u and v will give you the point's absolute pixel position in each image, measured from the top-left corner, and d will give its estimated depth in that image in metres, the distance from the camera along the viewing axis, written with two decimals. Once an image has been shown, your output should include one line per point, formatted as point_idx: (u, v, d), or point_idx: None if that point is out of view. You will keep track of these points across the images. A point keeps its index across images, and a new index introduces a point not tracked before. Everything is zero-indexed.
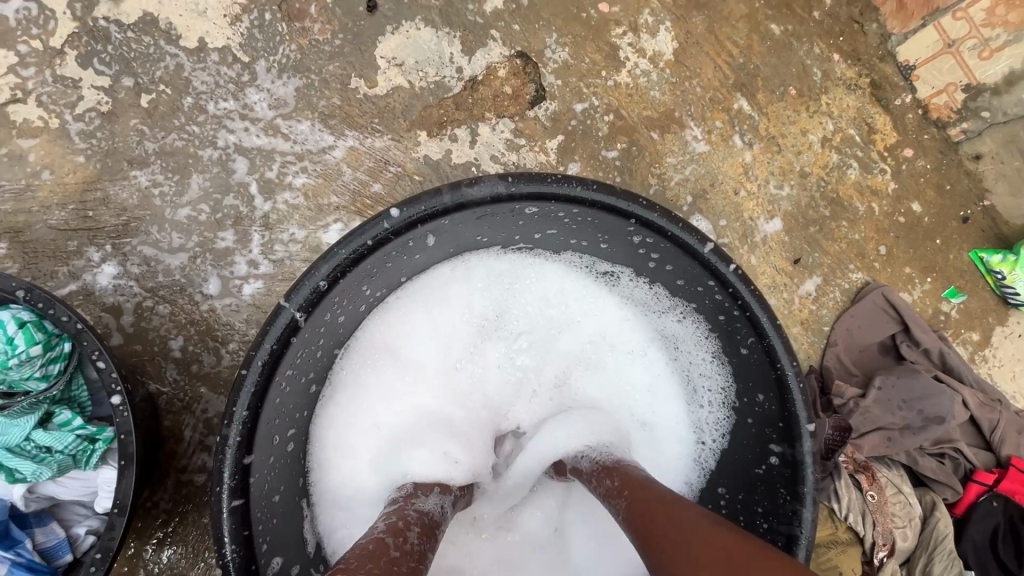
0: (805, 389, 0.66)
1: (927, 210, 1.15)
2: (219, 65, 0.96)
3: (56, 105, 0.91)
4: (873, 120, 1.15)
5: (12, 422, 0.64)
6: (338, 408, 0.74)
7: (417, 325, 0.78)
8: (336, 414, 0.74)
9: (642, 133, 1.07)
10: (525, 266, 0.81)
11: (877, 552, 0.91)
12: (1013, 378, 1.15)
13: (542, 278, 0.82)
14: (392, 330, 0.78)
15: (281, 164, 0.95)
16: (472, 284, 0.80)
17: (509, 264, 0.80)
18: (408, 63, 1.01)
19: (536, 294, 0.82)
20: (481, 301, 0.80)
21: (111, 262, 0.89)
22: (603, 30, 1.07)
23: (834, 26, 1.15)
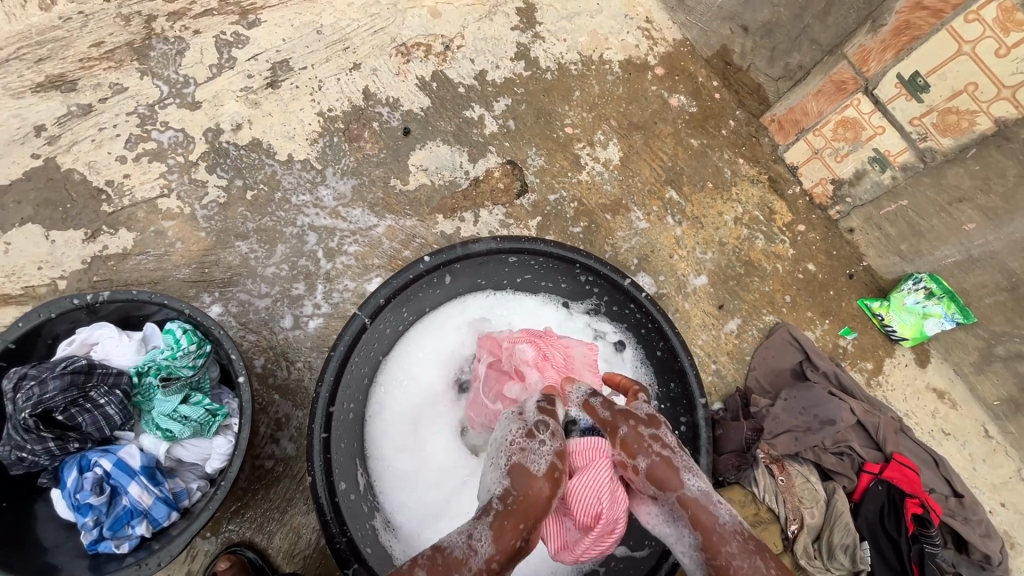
0: (698, 374, 0.98)
1: (820, 269, 1.52)
2: (301, 171, 1.38)
3: (190, 199, 1.32)
4: (772, 204, 1.56)
5: (168, 396, 0.95)
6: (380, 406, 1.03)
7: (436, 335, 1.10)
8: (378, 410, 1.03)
9: (599, 214, 1.47)
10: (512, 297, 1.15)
11: (789, 526, 1.16)
12: (904, 399, 1.45)
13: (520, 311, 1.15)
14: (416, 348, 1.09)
15: (340, 237, 1.34)
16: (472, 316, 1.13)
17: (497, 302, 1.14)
18: (431, 169, 1.44)
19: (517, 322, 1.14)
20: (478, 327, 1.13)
21: (217, 304, 1.25)
22: (568, 145, 1.52)
23: (736, 140, 1.59)
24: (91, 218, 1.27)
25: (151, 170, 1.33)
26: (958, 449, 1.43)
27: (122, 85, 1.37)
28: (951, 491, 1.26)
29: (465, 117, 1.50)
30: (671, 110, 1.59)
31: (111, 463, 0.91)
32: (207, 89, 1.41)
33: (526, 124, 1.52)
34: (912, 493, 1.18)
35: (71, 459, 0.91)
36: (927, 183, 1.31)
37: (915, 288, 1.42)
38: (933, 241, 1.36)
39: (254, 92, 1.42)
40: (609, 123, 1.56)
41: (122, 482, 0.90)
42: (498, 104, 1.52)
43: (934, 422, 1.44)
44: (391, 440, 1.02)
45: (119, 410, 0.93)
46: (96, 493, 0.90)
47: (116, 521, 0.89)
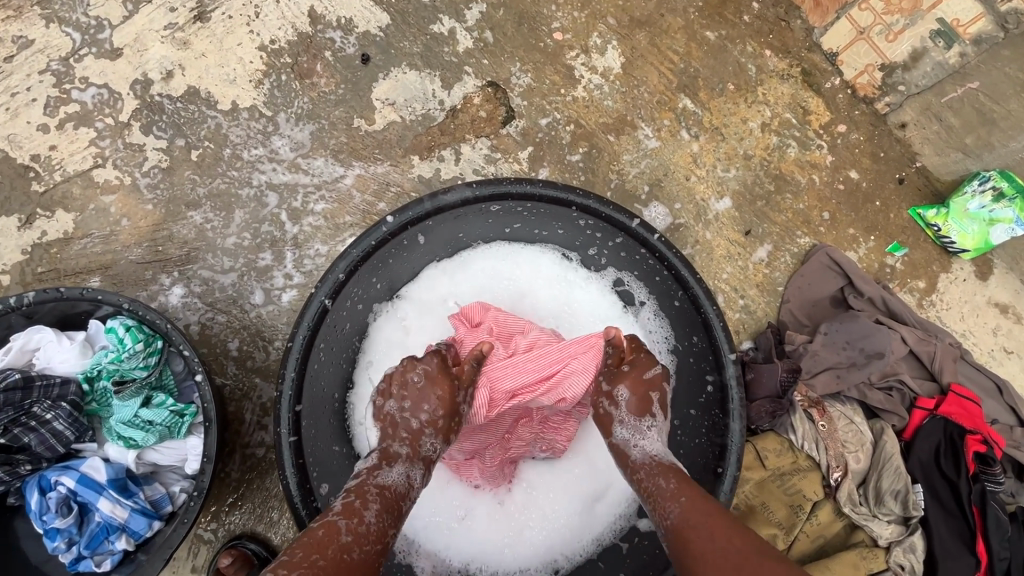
0: (726, 326, 0.83)
1: (865, 176, 1.30)
2: (249, 120, 1.19)
3: (128, 167, 1.15)
4: (806, 104, 1.31)
5: (124, 402, 0.85)
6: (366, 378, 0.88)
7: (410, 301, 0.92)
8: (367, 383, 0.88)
9: (600, 136, 1.25)
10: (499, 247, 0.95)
11: (832, 473, 1.06)
12: (962, 319, 1.27)
13: (527, 257, 0.97)
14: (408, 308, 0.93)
15: (304, 195, 1.17)
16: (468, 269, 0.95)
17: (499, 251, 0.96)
18: (399, 102, 1.23)
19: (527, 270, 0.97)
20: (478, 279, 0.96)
21: (178, 285, 1.12)
22: (559, 54, 1.27)
23: (762, 27, 1.32)
24: (22, 201, 1.12)
25: (79, 137, 1.16)
26: (1022, 368, 1.27)
27: (26, 37, 1.16)
28: (1016, 420, 1.12)
29: (433, 33, 1.25)
30: None
31: (74, 481, 0.83)
32: (126, 32, 1.19)
33: (507, 34, 1.27)
34: (974, 430, 1.05)
35: (30, 481, 0.84)
36: (1008, 57, 1.08)
37: (981, 189, 1.19)
38: (1008, 130, 1.13)
39: (181, 30, 1.20)
40: (606, 21, 1.29)
41: (90, 498, 0.83)
42: (470, 12, 1.26)
43: (994, 341, 1.27)
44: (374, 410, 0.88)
45: (70, 424, 0.84)
46: (63, 514, 0.83)
47: (92, 539, 0.82)
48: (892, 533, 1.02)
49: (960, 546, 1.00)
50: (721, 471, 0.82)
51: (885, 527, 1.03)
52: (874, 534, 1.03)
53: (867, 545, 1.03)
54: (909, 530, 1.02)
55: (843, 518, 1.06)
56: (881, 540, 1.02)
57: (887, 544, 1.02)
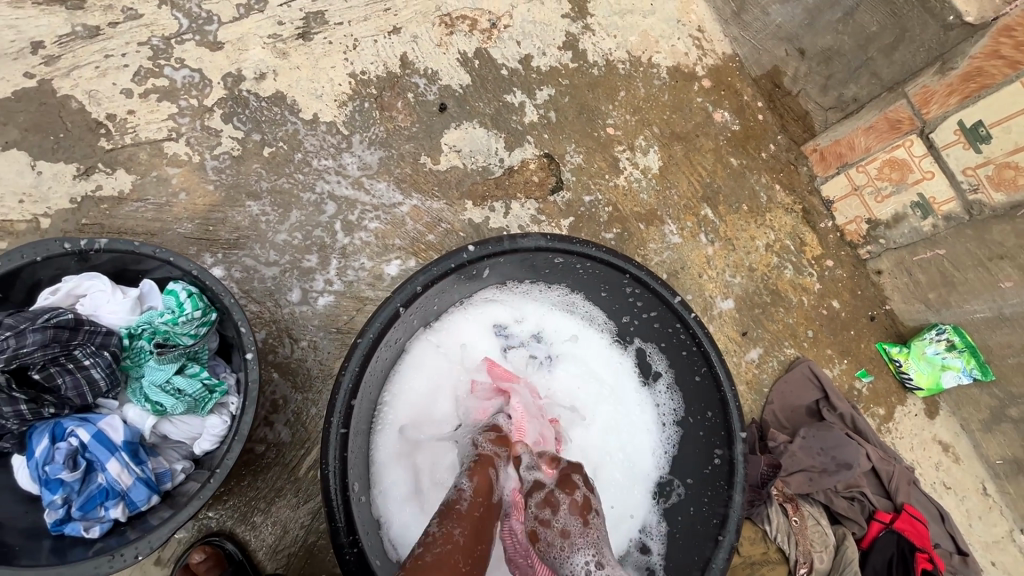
0: (738, 406, 0.93)
1: (844, 307, 1.50)
2: (325, 134, 1.27)
3: (200, 147, 1.20)
4: (803, 236, 1.52)
5: (162, 365, 0.85)
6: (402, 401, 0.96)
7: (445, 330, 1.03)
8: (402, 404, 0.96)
9: (632, 222, 1.41)
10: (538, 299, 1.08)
11: (799, 568, 1.13)
12: (911, 449, 1.43)
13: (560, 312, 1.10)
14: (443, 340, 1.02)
15: (361, 211, 1.24)
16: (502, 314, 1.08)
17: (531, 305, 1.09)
18: (464, 151, 1.35)
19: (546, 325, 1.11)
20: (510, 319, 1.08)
21: (219, 267, 1.13)
22: (608, 146, 1.45)
23: (776, 165, 1.55)
24: (86, 153, 1.14)
25: (159, 109, 1.20)
26: (956, 503, 1.42)
27: (135, 10, 1.23)
28: (956, 547, 1.23)
29: (505, 101, 1.41)
30: (715, 125, 1.53)
31: (89, 435, 0.80)
32: (232, 30, 1.27)
33: (568, 119, 1.44)
34: (922, 548, 1.16)
35: (42, 427, 0.80)
36: (970, 236, 1.29)
37: (937, 338, 1.40)
38: (964, 294, 1.35)
39: (282, 41, 1.30)
40: (651, 129, 1.49)
41: (101, 457, 0.79)
42: (541, 93, 1.44)
43: (936, 475, 1.43)
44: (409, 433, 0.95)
45: (105, 375, 0.82)
46: (69, 467, 0.79)
47: (88, 501, 0.78)
48: None
49: None
50: (719, 538, 0.89)
51: None
52: None
53: None
54: None
55: None
56: None
57: None
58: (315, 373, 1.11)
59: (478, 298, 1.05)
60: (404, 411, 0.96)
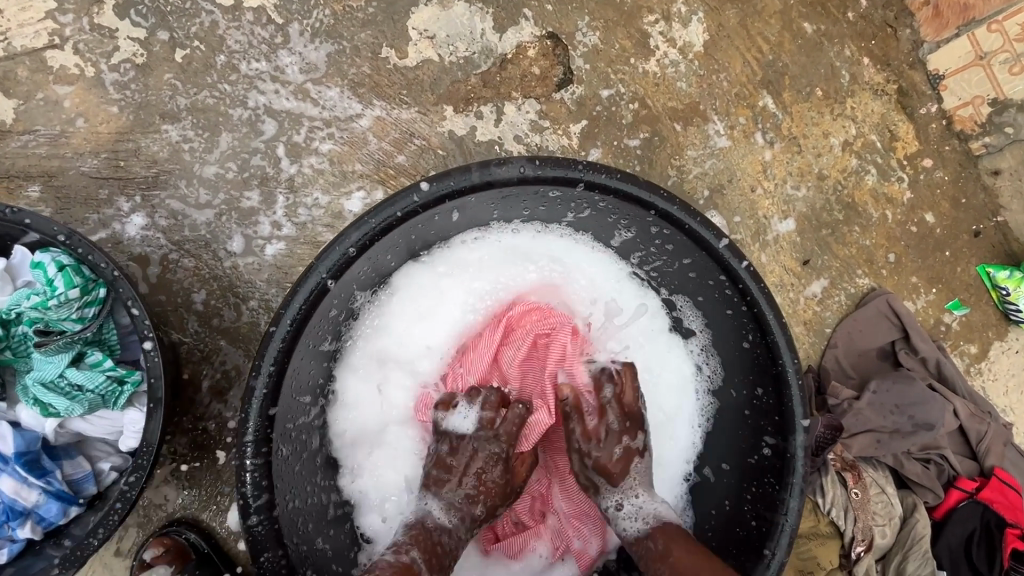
0: (801, 386, 0.69)
1: (940, 221, 1.16)
2: (253, 24, 0.96)
3: (92, 55, 0.92)
4: (895, 128, 1.15)
5: (48, 358, 0.67)
6: (356, 388, 0.74)
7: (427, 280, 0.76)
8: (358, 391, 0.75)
9: (665, 123, 1.07)
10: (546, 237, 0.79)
11: (854, 546, 0.96)
12: (1005, 393, 1.17)
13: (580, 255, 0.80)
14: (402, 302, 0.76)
15: (308, 129, 0.97)
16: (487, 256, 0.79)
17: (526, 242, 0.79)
18: (438, 37, 1.01)
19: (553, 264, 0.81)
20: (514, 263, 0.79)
21: (139, 213, 0.91)
22: (635, 15, 1.07)
23: (867, 29, 1.14)
24: None
25: (32, 5, 0.91)
26: None
27: None
28: None
29: None
30: None
31: None
32: None
33: None
34: (1014, 522, 0.95)
35: None
36: None
37: None
38: None
39: None
40: None
41: None
42: None
43: None
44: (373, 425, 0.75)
45: None
46: None
47: None
48: None
49: None
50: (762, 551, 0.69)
51: None
52: None
53: None
54: None
55: None
56: None
57: None
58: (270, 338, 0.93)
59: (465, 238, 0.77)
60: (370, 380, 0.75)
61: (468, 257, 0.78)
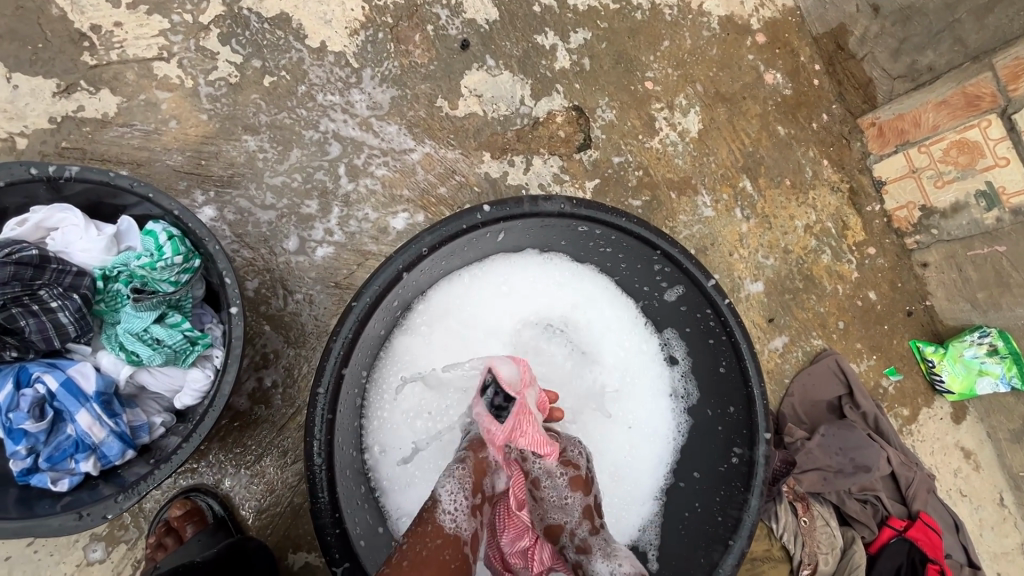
0: (767, 405, 0.84)
1: (880, 299, 1.39)
2: (333, 65, 1.14)
3: (193, 69, 1.08)
4: (846, 218, 1.40)
5: (139, 313, 0.77)
6: (401, 363, 0.88)
7: (477, 284, 0.95)
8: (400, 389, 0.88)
9: (663, 190, 1.29)
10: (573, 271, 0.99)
11: (801, 569, 1.09)
12: (931, 452, 1.36)
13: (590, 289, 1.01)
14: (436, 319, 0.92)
15: (368, 155, 1.13)
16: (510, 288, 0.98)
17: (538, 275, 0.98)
18: (485, 97, 1.22)
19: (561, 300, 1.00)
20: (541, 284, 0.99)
21: (211, 206, 1.04)
22: (645, 102, 1.31)
23: (826, 137, 1.40)
24: (67, 68, 1.03)
25: (149, 23, 1.07)
26: (970, 511, 1.36)
27: None
28: (967, 560, 1.18)
29: (535, 42, 1.26)
30: (765, 87, 1.38)
31: (57, 383, 0.73)
32: None
33: (603, 68, 1.29)
34: (935, 559, 1.10)
35: (5, 370, 0.73)
36: None
37: (979, 341, 1.30)
38: (1018, 296, 1.23)
39: None
40: (694, 87, 1.34)
41: (69, 407, 0.73)
42: (575, 36, 1.29)
43: (953, 481, 1.37)
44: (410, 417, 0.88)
45: (75, 320, 0.74)
46: (35, 416, 0.73)
47: (57, 453, 0.73)
48: None
49: None
50: (729, 542, 0.82)
51: None
52: None
53: None
54: None
55: None
56: None
57: None
58: (309, 329, 1.04)
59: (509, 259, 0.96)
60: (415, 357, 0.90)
61: (493, 286, 0.97)
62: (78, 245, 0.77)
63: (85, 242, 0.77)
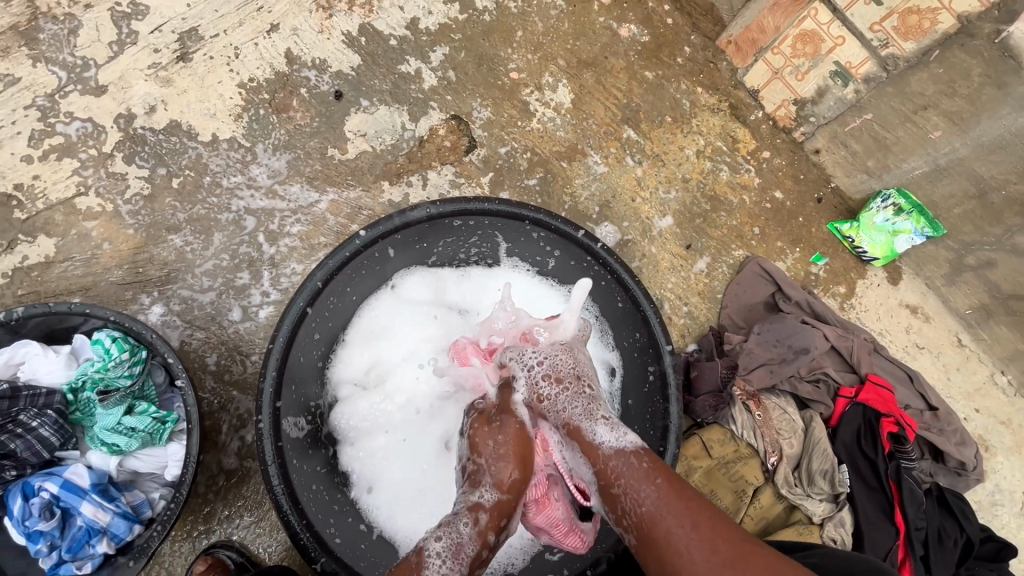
0: (662, 322, 0.95)
1: (788, 196, 1.47)
2: (228, 151, 1.28)
3: (109, 194, 1.22)
4: (735, 133, 1.48)
5: (108, 410, 0.90)
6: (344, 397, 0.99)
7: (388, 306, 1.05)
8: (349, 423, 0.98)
9: (554, 163, 1.39)
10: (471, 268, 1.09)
11: (769, 457, 1.18)
12: (878, 319, 1.44)
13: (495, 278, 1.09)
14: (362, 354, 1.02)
15: (281, 218, 1.26)
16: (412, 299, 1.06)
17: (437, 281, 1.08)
18: (369, 134, 1.34)
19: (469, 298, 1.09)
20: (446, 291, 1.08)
21: (158, 304, 1.18)
22: (515, 91, 1.41)
23: (693, 67, 1.49)
24: (5, 228, 1.18)
25: (62, 167, 1.22)
26: (933, 361, 1.42)
27: (14, 75, 1.23)
28: (926, 405, 1.28)
29: (400, 72, 1.38)
30: (622, 41, 1.48)
31: (57, 486, 0.86)
32: (111, 71, 1.27)
33: (468, 74, 1.40)
34: (888, 413, 1.19)
35: (12, 488, 0.86)
36: (891, 93, 1.26)
37: (884, 205, 1.38)
38: (900, 154, 1.32)
39: (164, 68, 1.29)
40: (557, 63, 1.45)
41: (73, 503, 0.86)
42: (435, 54, 1.40)
43: (908, 338, 1.44)
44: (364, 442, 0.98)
45: (55, 431, 0.88)
46: (46, 517, 0.86)
47: (74, 543, 0.85)
48: (824, 510, 1.15)
49: (881, 517, 1.13)
50: (664, 450, 0.93)
51: (818, 505, 1.15)
52: (809, 512, 1.14)
53: (804, 522, 1.14)
54: (838, 506, 1.14)
55: (783, 501, 1.17)
56: (815, 517, 1.14)
57: (820, 520, 1.14)
58: None
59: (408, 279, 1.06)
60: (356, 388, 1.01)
61: (400, 311, 1.06)
62: (43, 369, 0.91)
63: (48, 365, 0.91)
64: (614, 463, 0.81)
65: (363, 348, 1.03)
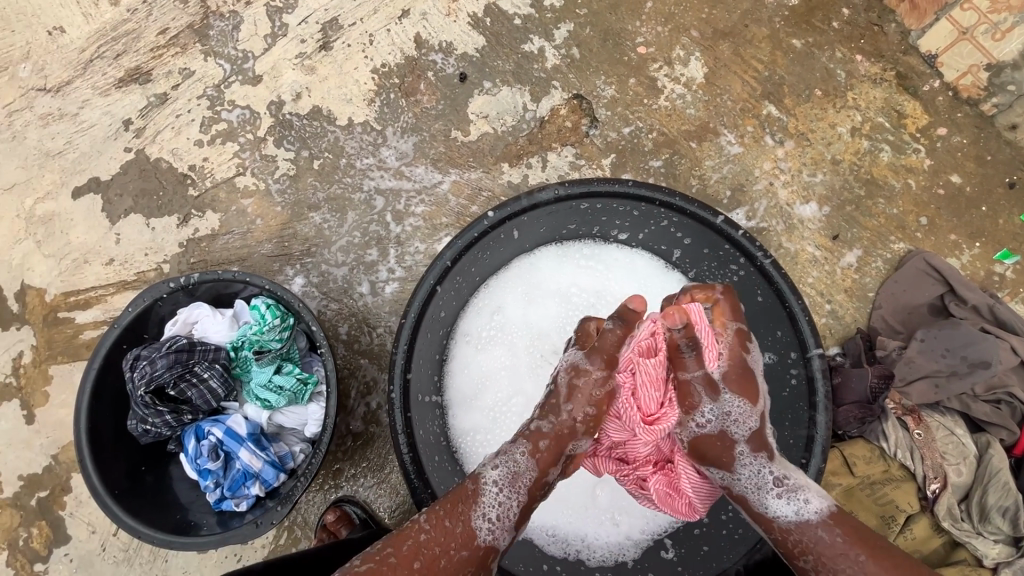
0: (810, 320, 0.87)
1: (968, 181, 1.24)
2: (362, 134, 1.35)
3: (262, 175, 1.35)
4: (902, 107, 1.27)
5: (263, 368, 1.01)
6: (461, 374, 1.00)
7: (505, 285, 1.02)
8: (463, 399, 0.99)
9: (683, 143, 1.30)
10: (593, 251, 1.04)
11: (929, 484, 1.02)
12: None
13: (617, 260, 1.03)
14: (478, 332, 1.01)
15: (406, 199, 1.31)
16: (539, 278, 1.03)
17: (564, 259, 1.03)
18: (491, 115, 1.34)
19: (588, 278, 1.03)
20: (563, 271, 1.03)
21: (300, 276, 1.29)
22: (642, 67, 1.33)
23: (853, 32, 1.30)
24: (181, 204, 1.35)
25: (225, 150, 1.37)
26: None
27: (189, 69, 1.39)
28: None
29: (524, 51, 1.36)
30: (766, 6, 1.32)
31: (221, 432, 0.98)
32: (265, 61, 1.39)
33: (593, 50, 1.35)
34: None
35: (188, 430, 1.00)
36: None
37: None
38: None
39: (309, 57, 1.39)
40: (690, 34, 1.33)
41: (233, 448, 0.98)
42: (559, 31, 1.36)
43: None
44: (482, 423, 0.99)
45: (221, 383, 1.00)
46: (213, 458, 0.98)
47: (234, 482, 0.97)
48: (999, 553, 0.98)
49: None
50: (806, 463, 0.87)
51: (991, 547, 0.98)
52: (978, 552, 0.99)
53: (970, 563, 0.99)
54: (1020, 552, 0.97)
55: (942, 535, 1.02)
56: (987, 560, 0.98)
57: (993, 564, 0.98)
58: None
59: (527, 260, 1.03)
60: (470, 364, 1.00)
61: (516, 289, 1.02)
62: (211, 328, 1.02)
63: (214, 325, 1.03)
64: (798, 536, 0.77)
65: (479, 327, 1.01)
